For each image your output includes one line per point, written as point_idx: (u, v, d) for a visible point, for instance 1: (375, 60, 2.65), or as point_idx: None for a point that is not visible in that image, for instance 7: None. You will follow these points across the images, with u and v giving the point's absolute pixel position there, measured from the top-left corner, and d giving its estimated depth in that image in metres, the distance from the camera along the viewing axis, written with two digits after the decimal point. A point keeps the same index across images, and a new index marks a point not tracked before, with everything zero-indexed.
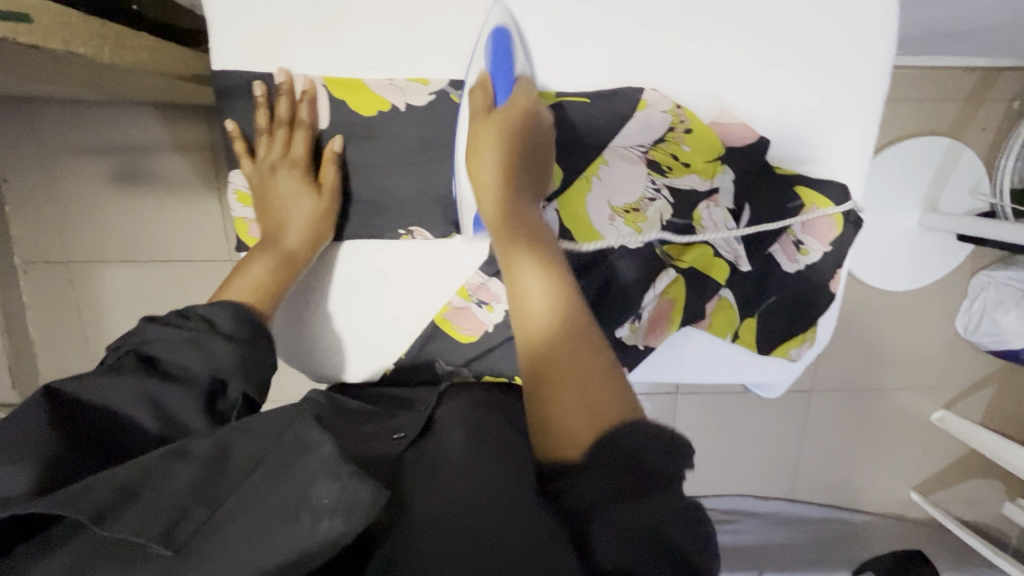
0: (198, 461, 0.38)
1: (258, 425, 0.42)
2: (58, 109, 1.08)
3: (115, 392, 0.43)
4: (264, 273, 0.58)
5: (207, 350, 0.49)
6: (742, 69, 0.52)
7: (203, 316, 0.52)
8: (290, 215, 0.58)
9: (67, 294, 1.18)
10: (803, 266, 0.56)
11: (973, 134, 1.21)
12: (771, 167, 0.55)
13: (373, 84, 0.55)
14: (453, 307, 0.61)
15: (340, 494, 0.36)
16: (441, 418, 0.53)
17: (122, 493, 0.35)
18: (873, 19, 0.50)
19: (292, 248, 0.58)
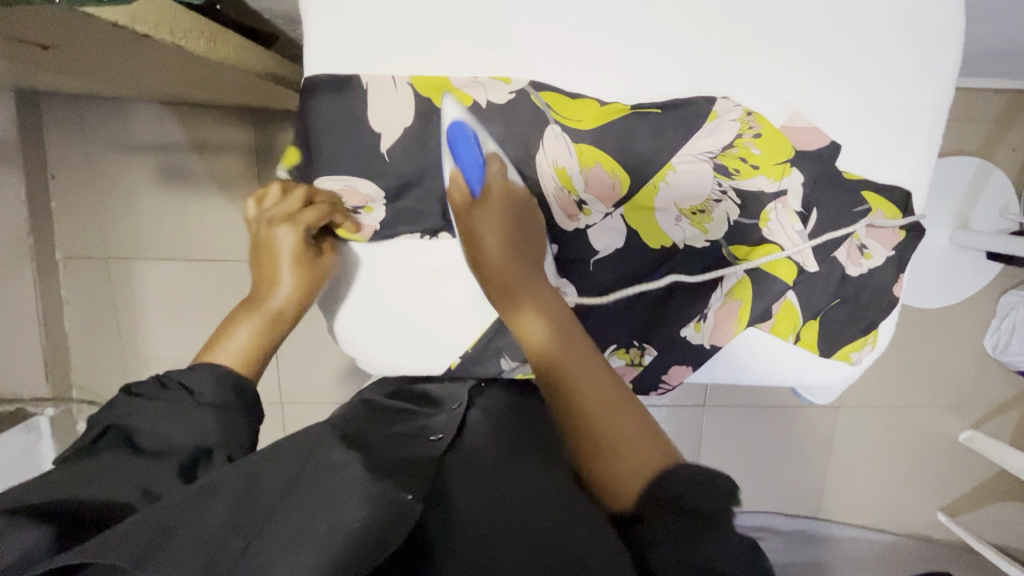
0: (229, 495, 0.41)
1: (278, 458, 0.46)
2: (112, 107, 1.11)
3: (99, 480, 0.44)
4: (247, 338, 0.62)
5: (192, 420, 0.52)
6: (815, 74, 0.52)
7: (180, 384, 0.55)
8: (285, 283, 0.60)
9: (104, 289, 1.19)
10: (866, 270, 0.56)
11: (1002, 155, 1.23)
12: (840, 173, 0.54)
13: (458, 82, 0.53)
14: None
15: (368, 514, 0.38)
16: (472, 421, 0.56)
17: (160, 531, 0.36)
18: (941, 29, 0.52)
19: (279, 314, 0.63)
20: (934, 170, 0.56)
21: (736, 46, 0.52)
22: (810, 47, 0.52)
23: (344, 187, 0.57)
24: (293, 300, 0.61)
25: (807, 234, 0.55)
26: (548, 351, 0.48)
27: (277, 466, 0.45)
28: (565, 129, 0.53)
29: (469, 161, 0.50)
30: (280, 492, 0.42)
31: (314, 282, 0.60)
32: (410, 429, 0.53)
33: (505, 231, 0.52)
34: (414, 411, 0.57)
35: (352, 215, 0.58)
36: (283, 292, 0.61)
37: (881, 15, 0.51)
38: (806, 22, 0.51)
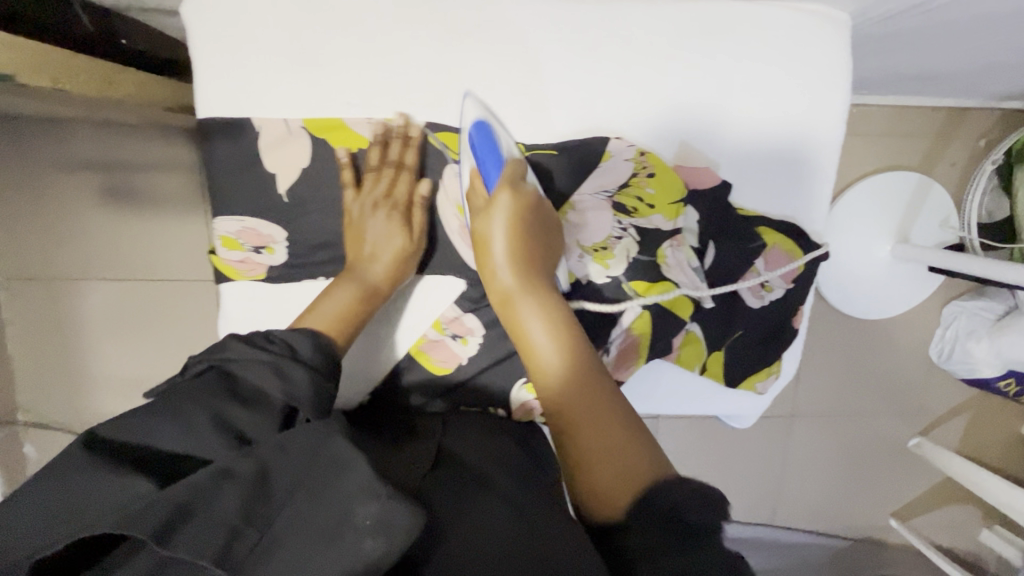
0: (244, 481, 0.40)
1: (296, 440, 0.43)
2: (52, 126, 1.09)
3: (189, 416, 0.45)
4: (347, 304, 0.57)
5: (285, 372, 0.50)
6: (705, 117, 0.56)
7: (282, 339, 0.53)
8: (377, 251, 0.58)
9: (48, 309, 1.17)
10: (768, 302, 0.57)
11: (941, 170, 1.27)
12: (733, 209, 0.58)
13: (352, 122, 0.56)
14: (428, 340, 0.63)
15: (384, 512, 0.37)
16: (449, 447, 0.52)
17: (179, 510, 0.37)
18: (827, 75, 0.56)
19: (378, 286, 0.58)
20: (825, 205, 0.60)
21: (620, 92, 0.55)
22: (696, 93, 0.56)
23: (243, 227, 0.58)
24: (388, 270, 0.58)
25: (704, 272, 0.55)
26: (538, 347, 0.48)
27: (303, 438, 0.43)
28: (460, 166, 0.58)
29: (484, 152, 0.51)
30: (293, 479, 0.41)
31: (405, 251, 0.58)
32: (393, 456, 0.50)
33: (510, 224, 0.49)
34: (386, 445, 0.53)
35: (252, 254, 0.59)
36: (383, 257, 0.57)
37: (767, 62, 0.55)
38: (695, 70, 0.55)
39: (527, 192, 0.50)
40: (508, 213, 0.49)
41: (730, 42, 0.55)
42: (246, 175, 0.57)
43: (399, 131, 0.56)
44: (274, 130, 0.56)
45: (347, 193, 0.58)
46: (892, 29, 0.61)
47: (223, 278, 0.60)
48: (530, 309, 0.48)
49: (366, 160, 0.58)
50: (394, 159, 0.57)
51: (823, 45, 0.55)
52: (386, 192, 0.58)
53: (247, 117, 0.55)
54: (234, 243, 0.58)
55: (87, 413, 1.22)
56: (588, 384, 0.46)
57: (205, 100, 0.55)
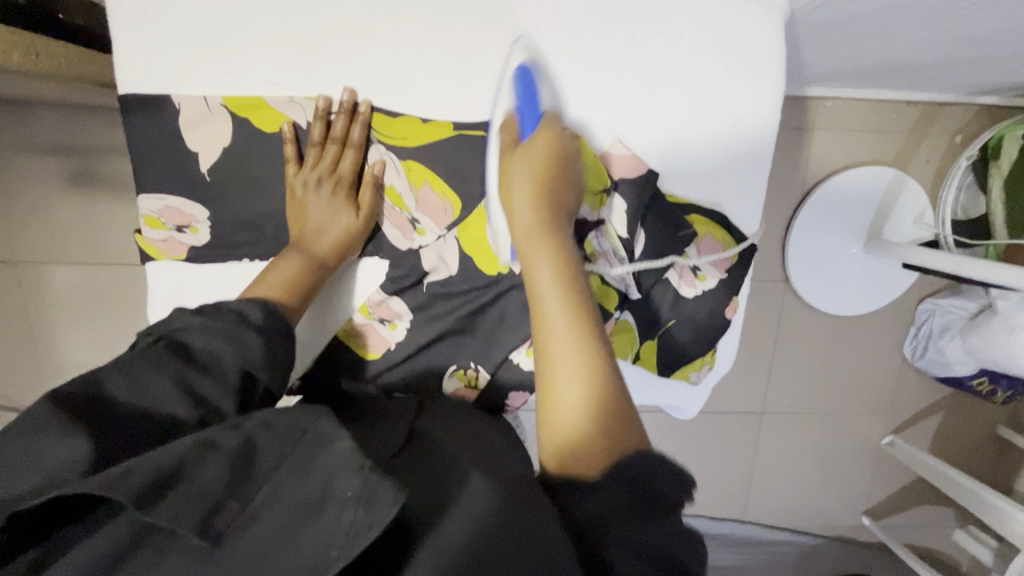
0: (229, 454, 0.42)
1: (279, 419, 0.45)
2: (17, 109, 1.08)
3: (152, 389, 0.47)
4: (293, 277, 0.59)
5: (238, 342, 0.53)
6: (635, 101, 0.56)
7: (233, 309, 0.55)
8: (324, 223, 0.60)
9: (13, 293, 1.17)
10: (701, 292, 0.57)
11: (916, 166, 1.26)
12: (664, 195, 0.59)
13: (272, 100, 0.56)
14: (355, 324, 0.65)
15: (364, 486, 0.39)
16: (423, 429, 0.54)
17: (160, 480, 0.38)
18: (761, 55, 0.56)
19: (324, 260, 0.60)
20: (759, 194, 0.60)
21: (548, 75, 0.55)
22: (626, 74, 0.55)
23: (164, 206, 0.59)
24: (336, 243, 0.60)
25: (631, 262, 0.55)
26: (550, 303, 0.46)
27: (288, 418, 0.45)
28: (385, 148, 0.58)
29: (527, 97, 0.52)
30: (276, 456, 0.43)
31: (353, 224, 0.60)
32: (367, 435, 0.51)
33: (540, 162, 0.50)
34: (364, 428, 0.54)
35: (175, 233, 0.61)
36: (330, 233, 0.59)
37: (698, 42, 0.55)
38: (624, 49, 0.55)
39: (564, 144, 0.51)
40: (544, 149, 0.50)
41: (663, 22, 0.54)
42: (171, 153, 0.58)
43: (346, 106, 0.56)
44: (194, 108, 0.56)
45: (291, 165, 0.59)
46: (836, 16, 0.60)
47: (147, 256, 0.61)
48: (547, 255, 0.48)
49: (309, 133, 0.58)
50: (342, 129, 0.57)
51: (757, 24, 0.55)
52: (332, 168, 0.58)
53: (167, 93, 0.55)
54: (156, 222, 0.60)
55: None
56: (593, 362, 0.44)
57: (124, 75, 0.55)
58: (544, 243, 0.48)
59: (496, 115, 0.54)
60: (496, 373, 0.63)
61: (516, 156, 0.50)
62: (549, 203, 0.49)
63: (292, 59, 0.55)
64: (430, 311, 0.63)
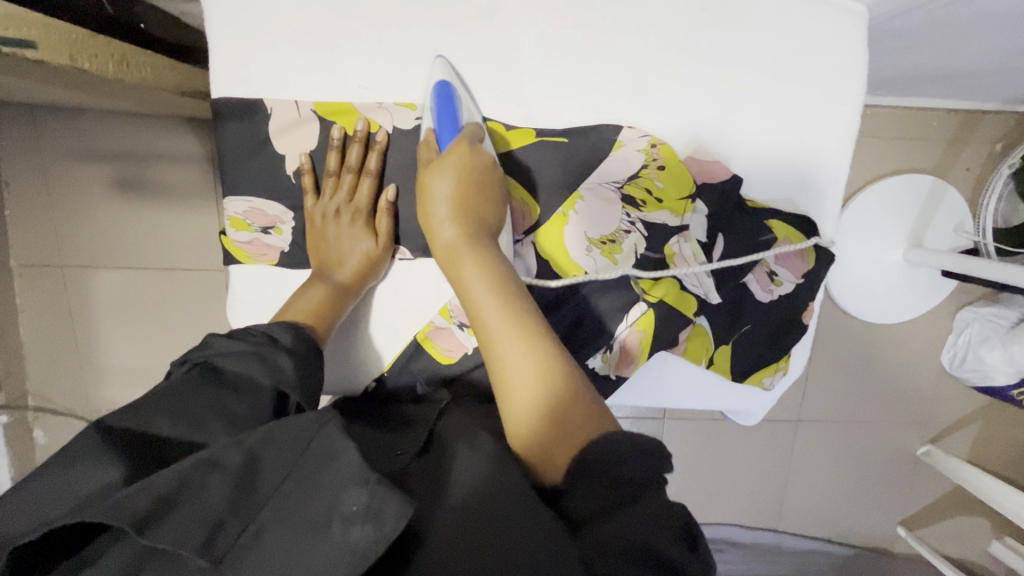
0: (231, 474, 0.41)
1: (283, 432, 0.44)
2: (68, 115, 1.10)
3: (192, 403, 0.48)
4: (316, 305, 0.61)
5: (268, 361, 0.53)
6: (719, 108, 0.56)
7: (264, 331, 0.57)
8: (345, 252, 0.62)
9: (60, 297, 1.18)
10: (777, 296, 0.58)
11: (956, 174, 1.26)
12: (744, 203, 0.58)
13: (363, 107, 0.57)
14: (435, 326, 0.64)
15: (370, 502, 0.38)
16: (442, 432, 0.53)
17: (161, 502, 0.37)
18: (842, 62, 0.56)
19: (346, 285, 0.62)
20: (838, 199, 0.61)
21: (631, 82, 0.56)
22: (709, 82, 0.56)
23: (251, 208, 0.60)
24: (356, 269, 0.62)
25: (711, 267, 0.56)
26: (484, 301, 0.48)
27: (293, 429, 0.44)
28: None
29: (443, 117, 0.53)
30: (282, 474, 0.42)
31: (370, 253, 0.62)
32: (380, 450, 0.50)
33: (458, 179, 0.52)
34: (385, 436, 0.54)
35: (260, 234, 0.62)
36: (348, 260, 0.62)
37: (782, 50, 0.55)
38: (709, 56, 0.55)
39: (481, 154, 0.53)
40: (459, 169, 0.52)
41: (749, 30, 0.55)
42: (257, 159, 0.59)
43: (360, 137, 0.58)
44: (286, 115, 0.57)
45: (309, 199, 0.61)
46: (911, 23, 0.60)
47: (233, 259, 0.62)
48: (472, 268, 0.50)
49: (325, 165, 0.60)
50: (355, 160, 0.59)
51: (840, 31, 0.55)
52: (349, 198, 0.61)
53: (260, 98, 0.56)
54: (241, 224, 0.61)
55: (97, 399, 1.24)
56: (536, 344, 0.46)
57: (219, 79, 0.56)
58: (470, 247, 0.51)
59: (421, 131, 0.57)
60: None
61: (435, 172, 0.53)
62: (469, 211, 0.52)
63: (377, 65, 0.56)
64: None
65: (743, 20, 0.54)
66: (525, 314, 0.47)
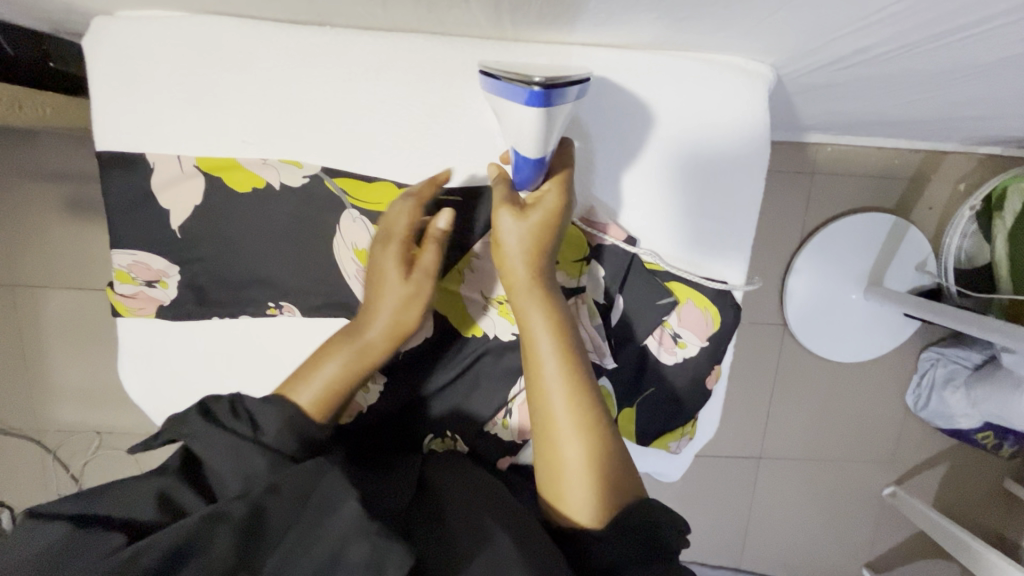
0: (237, 523, 0.43)
1: (287, 483, 0.47)
2: (19, 137, 1.10)
3: (149, 495, 0.47)
4: (335, 371, 0.56)
5: (242, 458, 0.50)
6: (614, 169, 0.56)
7: (249, 415, 0.52)
8: (382, 315, 0.56)
9: (8, 317, 1.18)
10: (681, 359, 0.58)
11: (917, 213, 1.25)
12: (642, 264, 0.57)
13: (247, 163, 0.57)
14: None
15: (370, 557, 0.41)
16: (430, 477, 0.56)
17: (174, 555, 0.40)
18: (745, 122, 0.55)
19: (369, 343, 0.57)
20: (751, 257, 0.58)
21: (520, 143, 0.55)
22: (604, 144, 0.55)
23: (134, 261, 0.60)
24: (387, 335, 0.57)
25: (607, 328, 0.58)
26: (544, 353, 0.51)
27: (296, 479, 0.47)
28: (361, 213, 0.59)
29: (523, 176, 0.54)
30: (286, 523, 0.44)
31: (412, 317, 0.57)
32: (377, 483, 0.53)
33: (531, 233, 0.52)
34: (381, 469, 0.56)
35: (145, 287, 0.62)
36: (377, 312, 0.56)
37: (676, 114, 0.54)
38: (602, 120, 0.55)
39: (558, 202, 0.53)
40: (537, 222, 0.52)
41: (645, 92, 0.54)
42: (149, 209, 0.59)
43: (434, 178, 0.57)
44: (171, 169, 0.57)
45: (376, 243, 0.58)
46: (824, 80, 0.59)
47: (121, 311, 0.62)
48: (540, 323, 0.52)
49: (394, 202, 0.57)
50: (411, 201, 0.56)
51: (741, 90, 0.54)
52: (396, 235, 0.56)
53: (144, 153, 0.56)
54: (126, 276, 0.61)
55: (45, 421, 1.22)
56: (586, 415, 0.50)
57: (103, 133, 0.56)
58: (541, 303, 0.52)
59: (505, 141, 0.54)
60: (475, 441, 0.65)
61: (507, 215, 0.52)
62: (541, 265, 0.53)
63: (263, 120, 0.56)
64: (413, 372, 0.65)
65: (638, 81, 0.53)
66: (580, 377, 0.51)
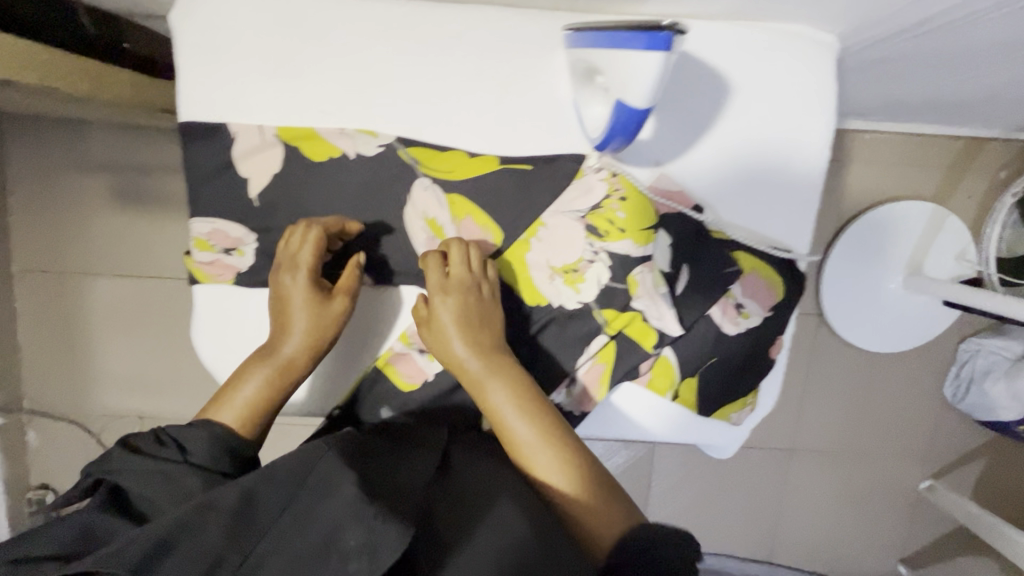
0: (227, 510, 0.44)
1: (282, 469, 0.48)
2: (73, 128, 1.13)
3: (82, 525, 0.46)
4: (257, 389, 0.60)
5: (177, 481, 0.51)
6: (683, 139, 0.56)
7: (176, 440, 0.55)
8: (296, 331, 0.60)
9: (58, 303, 1.21)
10: (743, 328, 0.58)
11: (958, 202, 1.23)
12: (707, 232, 0.58)
13: (324, 132, 0.59)
14: (395, 352, 0.64)
15: (368, 538, 0.43)
16: (451, 452, 0.57)
17: (161, 544, 0.41)
18: (811, 97, 0.56)
19: (290, 362, 0.61)
20: (811, 230, 0.59)
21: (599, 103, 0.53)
22: (674, 112, 0.56)
23: (213, 229, 0.62)
24: (304, 349, 0.61)
25: (673, 297, 0.57)
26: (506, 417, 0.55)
27: (289, 464, 0.48)
28: (432, 181, 0.60)
29: (618, 131, 0.52)
30: (278, 509, 0.46)
31: (328, 328, 0.60)
32: (395, 459, 0.53)
33: (462, 313, 0.56)
34: (396, 438, 0.58)
35: (222, 255, 0.63)
36: (292, 336, 0.60)
37: (745, 87, 0.55)
38: (675, 90, 0.55)
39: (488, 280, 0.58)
40: (473, 300, 0.57)
41: (717, 64, 0.55)
42: (227, 178, 0.61)
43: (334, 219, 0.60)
44: (251, 139, 0.59)
45: (281, 271, 0.60)
46: (887, 55, 0.60)
47: (194, 280, 0.63)
48: (499, 395, 0.55)
49: (291, 235, 0.60)
50: (305, 231, 0.59)
51: (808, 66, 0.56)
52: (297, 262, 0.59)
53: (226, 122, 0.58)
54: (205, 244, 0.62)
55: (90, 404, 1.25)
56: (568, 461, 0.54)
57: (187, 103, 0.58)
58: (491, 376, 0.56)
59: (603, 97, 0.53)
60: None
61: (440, 304, 0.56)
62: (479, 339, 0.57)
63: (341, 92, 0.57)
64: None
65: (711, 53, 0.54)
66: (549, 429, 0.54)
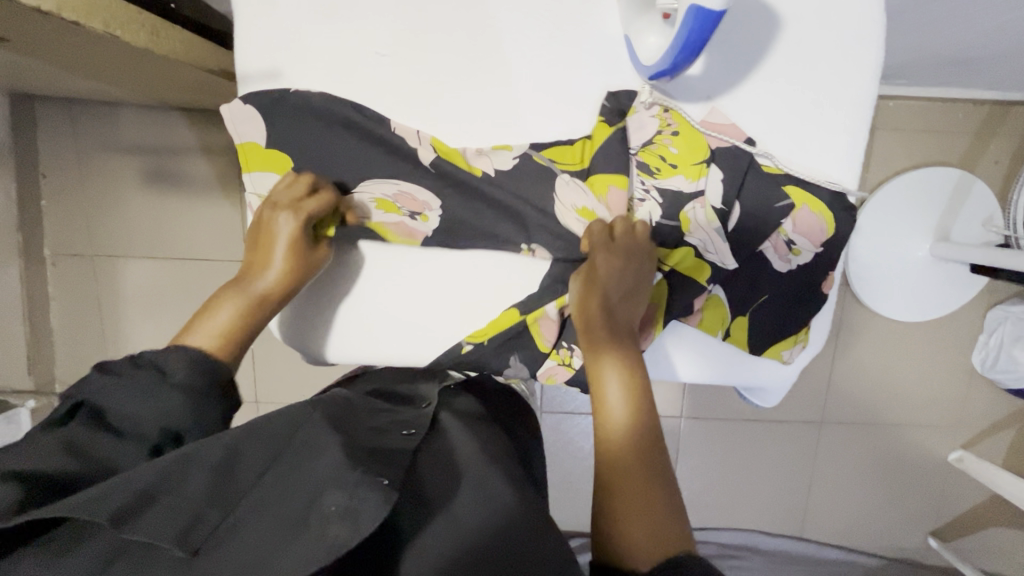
0: (209, 466, 0.43)
1: (263, 432, 0.48)
2: (102, 111, 1.15)
3: (62, 446, 0.46)
4: (230, 317, 0.61)
5: (160, 399, 0.52)
6: (733, 73, 0.61)
7: (154, 362, 0.54)
8: (274, 267, 0.63)
9: (90, 286, 1.22)
10: (794, 265, 0.64)
11: (984, 167, 1.23)
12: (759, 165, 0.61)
13: None
14: (548, 316, 0.66)
15: (348, 502, 0.40)
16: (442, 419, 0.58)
17: (140, 495, 0.39)
18: (859, 28, 0.59)
19: (266, 297, 0.64)
20: (861, 160, 0.62)
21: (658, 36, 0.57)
22: (726, 46, 0.60)
23: (401, 191, 0.65)
24: (280, 285, 0.64)
25: (725, 231, 0.61)
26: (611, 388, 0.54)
27: (270, 429, 0.49)
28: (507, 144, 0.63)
29: (688, 44, 0.52)
30: (260, 469, 0.45)
31: (307, 269, 0.64)
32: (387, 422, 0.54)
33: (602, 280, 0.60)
34: (388, 407, 0.58)
35: (406, 217, 0.66)
36: (272, 269, 0.63)
37: (794, 19, 0.59)
38: (728, 24, 0.59)
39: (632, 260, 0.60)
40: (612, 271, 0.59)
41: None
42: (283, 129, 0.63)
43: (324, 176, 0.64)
44: None
45: (278, 209, 0.63)
46: None
47: None
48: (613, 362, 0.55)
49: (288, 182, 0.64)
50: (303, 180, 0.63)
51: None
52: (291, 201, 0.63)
53: None
54: (390, 206, 0.66)
55: None
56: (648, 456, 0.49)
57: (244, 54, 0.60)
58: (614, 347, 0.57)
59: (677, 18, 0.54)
60: None
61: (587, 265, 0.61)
62: (608, 308, 0.59)
63: None
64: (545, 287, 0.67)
65: None
66: (645, 417, 0.52)
